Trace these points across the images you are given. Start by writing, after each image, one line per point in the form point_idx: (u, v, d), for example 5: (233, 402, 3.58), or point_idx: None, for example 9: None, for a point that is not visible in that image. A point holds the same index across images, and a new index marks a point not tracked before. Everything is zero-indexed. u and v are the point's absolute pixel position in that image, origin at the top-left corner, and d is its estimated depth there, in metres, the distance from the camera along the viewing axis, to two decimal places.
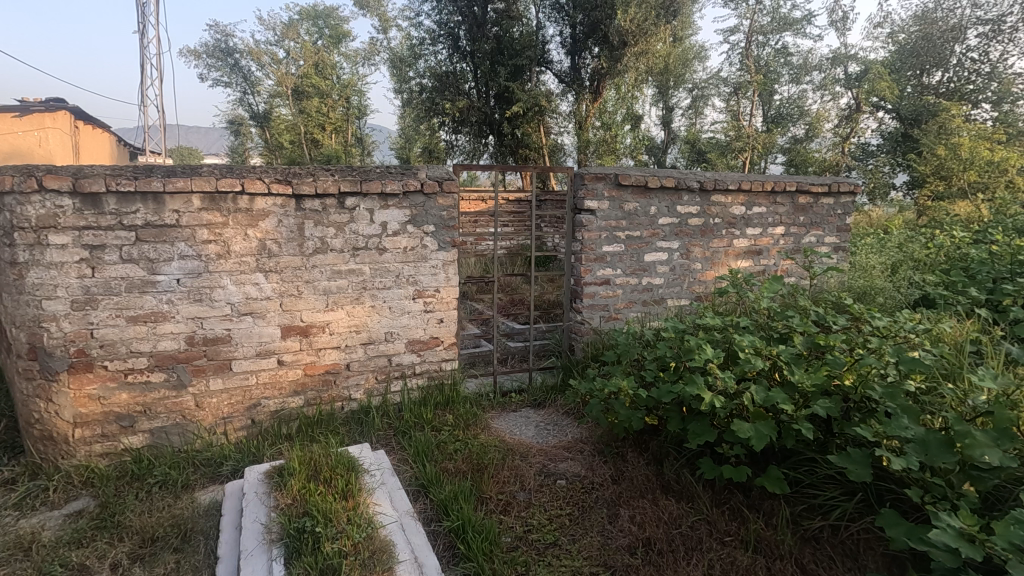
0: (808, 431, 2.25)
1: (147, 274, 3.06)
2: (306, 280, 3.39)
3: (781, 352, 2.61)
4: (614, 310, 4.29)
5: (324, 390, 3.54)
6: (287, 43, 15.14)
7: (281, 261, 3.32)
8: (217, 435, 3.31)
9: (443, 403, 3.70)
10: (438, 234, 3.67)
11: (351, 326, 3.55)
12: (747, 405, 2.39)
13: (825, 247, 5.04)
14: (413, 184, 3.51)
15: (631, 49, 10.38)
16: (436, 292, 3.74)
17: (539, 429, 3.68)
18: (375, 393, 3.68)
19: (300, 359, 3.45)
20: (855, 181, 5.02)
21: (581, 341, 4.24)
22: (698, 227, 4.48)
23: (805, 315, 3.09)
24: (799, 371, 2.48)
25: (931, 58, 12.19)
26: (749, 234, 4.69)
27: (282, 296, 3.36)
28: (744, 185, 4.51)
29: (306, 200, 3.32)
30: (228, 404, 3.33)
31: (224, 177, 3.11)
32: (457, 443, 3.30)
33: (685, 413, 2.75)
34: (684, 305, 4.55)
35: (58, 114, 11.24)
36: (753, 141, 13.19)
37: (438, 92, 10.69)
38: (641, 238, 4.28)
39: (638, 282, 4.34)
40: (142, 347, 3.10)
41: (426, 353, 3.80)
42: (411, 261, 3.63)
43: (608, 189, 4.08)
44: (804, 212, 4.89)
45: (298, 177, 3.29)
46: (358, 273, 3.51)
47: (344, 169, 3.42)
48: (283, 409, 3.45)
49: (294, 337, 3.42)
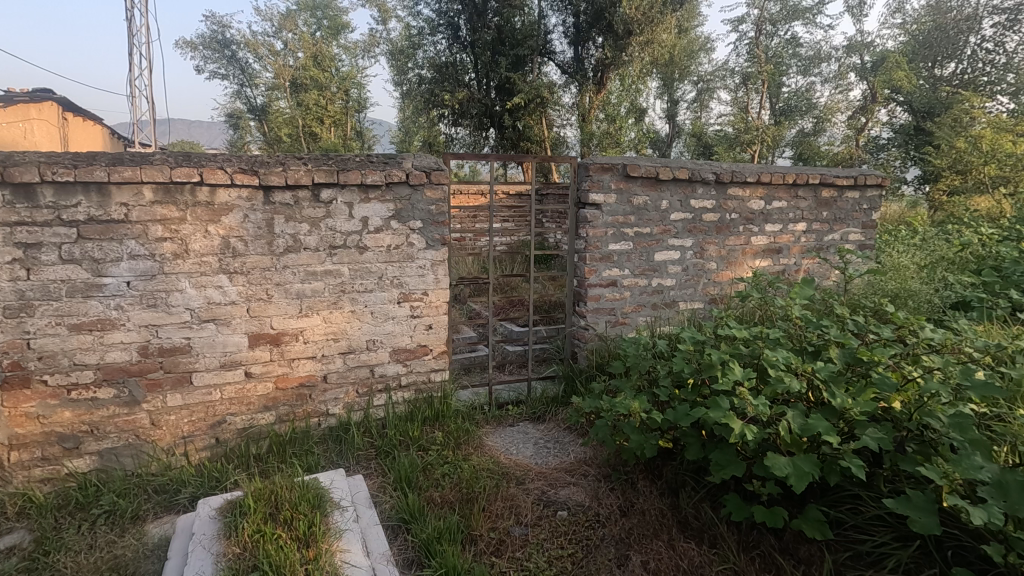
0: (859, 470, 1.87)
1: (92, 277, 2.69)
2: (276, 283, 3.02)
3: (818, 370, 2.23)
4: (620, 315, 3.90)
5: (299, 405, 3.18)
6: (285, 35, 14.79)
7: (247, 261, 2.95)
8: (177, 457, 2.94)
9: (432, 418, 3.34)
10: (426, 230, 3.29)
11: (329, 334, 3.17)
12: (782, 436, 2.01)
13: (850, 245, 4.64)
14: (397, 175, 3.14)
15: (636, 38, 10.09)
16: (424, 295, 3.36)
17: (538, 447, 3.33)
18: (356, 408, 3.31)
19: (271, 371, 3.09)
20: (881, 173, 4.63)
21: (584, 348, 3.85)
22: (713, 224, 4.09)
23: (840, 323, 2.71)
24: (840, 394, 2.12)
25: (944, 50, 11.75)
26: (768, 231, 4.30)
27: (249, 300, 2.98)
28: (764, 177, 4.12)
29: (275, 191, 2.94)
30: (189, 421, 2.96)
31: (180, 165, 2.73)
32: (445, 467, 2.95)
33: (705, 438, 2.38)
34: (697, 309, 4.16)
35: (44, 104, 10.98)
36: (763, 134, 12.74)
37: (436, 83, 10.30)
38: (651, 236, 3.89)
39: (647, 284, 3.95)
40: (88, 359, 2.73)
41: (413, 363, 3.42)
42: (396, 261, 3.26)
43: (616, 181, 3.70)
44: (827, 207, 4.50)
45: (266, 166, 2.91)
46: (335, 274, 3.13)
47: (320, 158, 3.05)
48: (252, 427, 3.09)
49: (263, 346, 3.05)
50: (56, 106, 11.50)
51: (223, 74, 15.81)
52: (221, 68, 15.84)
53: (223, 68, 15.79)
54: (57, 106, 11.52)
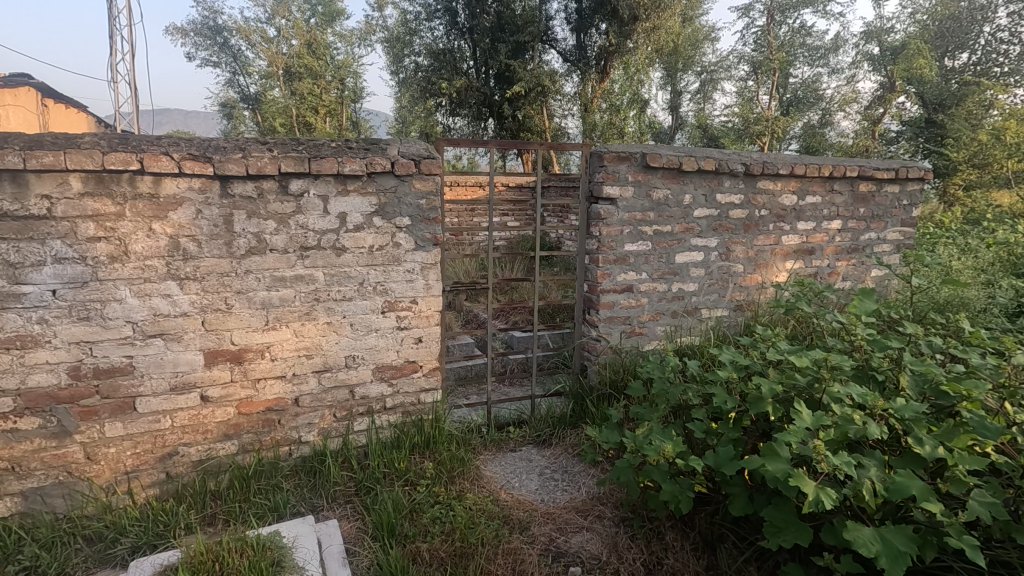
0: (978, 555, 1.42)
1: (8, 284, 2.23)
2: (236, 290, 2.55)
3: (900, 410, 1.79)
4: (636, 324, 3.45)
5: (266, 433, 2.72)
6: (278, 21, 14.20)
7: (202, 265, 2.48)
8: (119, 496, 2.49)
9: (423, 444, 2.90)
10: (414, 229, 2.82)
11: (301, 349, 2.71)
12: (867, 501, 1.56)
13: (887, 245, 4.18)
14: (380, 163, 2.67)
15: (642, 24, 9.54)
16: (412, 304, 2.89)
17: (544, 480, 2.89)
18: (334, 434, 2.86)
19: (232, 394, 2.63)
20: (924, 166, 4.15)
21: (595, 362, 3.39)
22: (741, 221, 3.63)
23: (910, 343, 2.26)
24: (930, 440, 1.69)
25: (955, 40, 11.11)
26: (800, 229, 3.85)
27: (204, 312, 2.52)
28: (798, 168, 3.67)
29: (235, 183, 2.47)
30: (133, 454, 2.50)
31: (114, 150, 2.26)
32: (436, 509, 2.51)
33: (754, 489, 1.94)
34: (721, 316, 3.70)
35: (20, 89, 10.42)
36: (773, 125, 12.08)
37: (433, 71, 9.87)
38: (672, 235, 3.44)
39: (666, 288, 3.49)
40: (6, 383, 2.28)
41: (400, 382, 2.96)
42: (380, 264, 2.79)
43: (633, 172, 3.24)
44: (865, 203, 4.03)
45: (223, 152, 2.44)
46: (307, 279, 2.67)
47: (288, 143, 2.58)
48: (209, 459, 2.63)
49: (222, 365, 2.59)
50: (35, 93, 11.00)
51: (215, 62, 15.26)
52: (213, 56, 15.34)
53: (214, 56, 15.27)
54: (36, 93, 11.00)
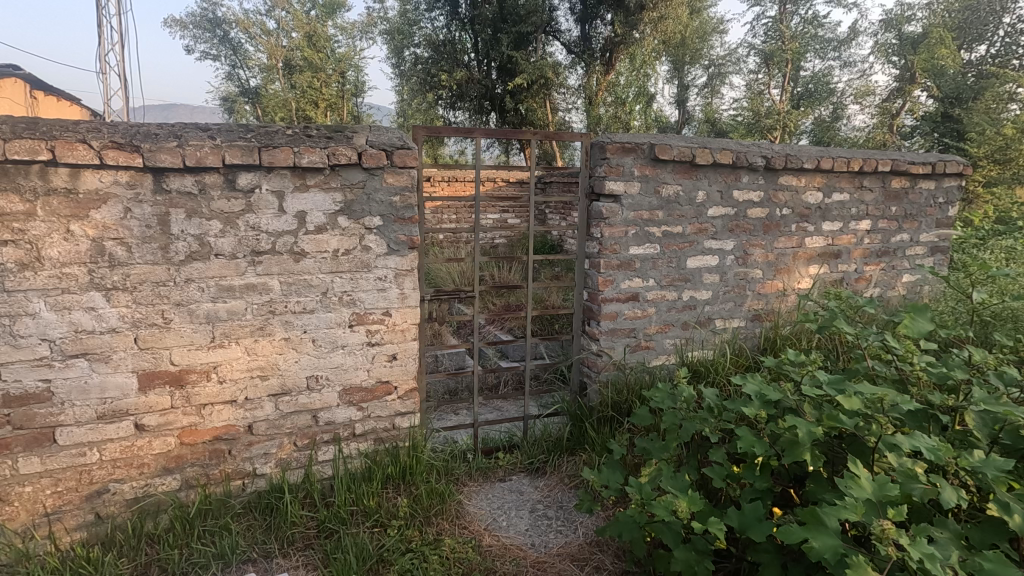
0: None
1: None
2: (175, 302, 2.19)
3: (982, 468, 1.41)
4: (643, 337, 3.07)
5: (214, 465, 2.36)
6: (278, 13, 13.84)
7: (133, 273, 2.11)
8: (38, 542, 2.13)
9: (398, 476, 2.54)
10: (386, 230, 2.45)
11: (254, 370, 2.35)
12: None
13: (920, 247, 3.78)
14: (345, 154, 2.30)
15: (649, 13, 9.12)
16: (384, 317, 2.52)
17: (535, 518, 2.52)
18: (294, 466, 2.49)
19: (172, 422, 2.26)
20: (963, 160, 3.74)
21: (596, 380, 3.01)
22: (760, 221, 3.24)
23: (975, 373, 1.86)
24: (1021, 509, 1.31)
25: (971, 34, 10.42)
26: (826, 230, 3.45)
27: (137, 327, 2.16)
28: (824, 162, 3.28)
29: (171, 176, 2.11)
30: (53, 493, 2.14)
31: (20, 136, 1.90)
32: (408, 560, 2.15)
33: (787, 558, 1.57)
34: (737, 328, 3.30)
35: (7, 80, 10.05)
36: (785, 118, 11.58)
37: (433, 63, 9.50)
38: (684, 236, 3.05)
39: (676, 297, 3.10)
40: None
41: (371, 406, 2.58)
42: (346, 271, 2.42)
43: (640, 166, 2.86)
44: (897, 201, 3.63)
45: (154, 139, 2.07)
46: (261, 289, 2.30)
47: (235, 130, 2.21)
48: (147, 497, 2.27)
49: (160, 389, 2.23)
50: (23, 85, 10.66)
51: (214, 55, 14.90)
52: (212, 49, 15.00)
53: (213, 49, 14.90)
54: (24, 85, 10.66)
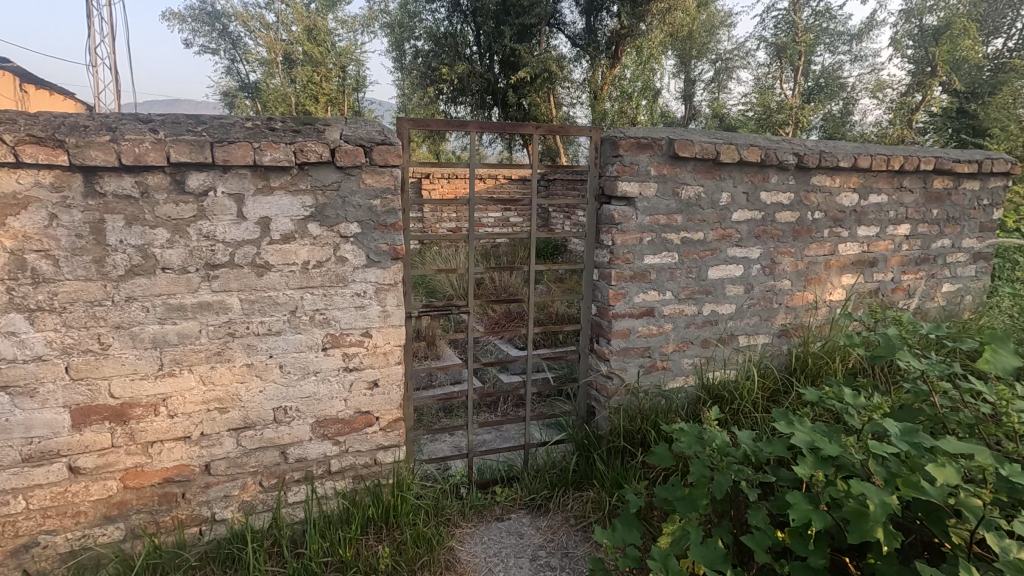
0: None
1: None
2: (114, 324, 1.86)
3: None
4: (658, 357, 2.73)
5: (165, 510, 2.03)
6: (277, 6, 13.48)
7: (61, 291, 1.79)
8: None
9: (379, 519, 2.21)
10: (364, 239, 2.11)
11: (210, 402, 2.02)
12: None
13: (961, 254, 3.43)
14: (315, 151, 1.96)
15: (656, 4, 8.75)
16: (363, 338, 2.19)
17: (537, 568, 2.19)
18: (260, 509, 2.16)
19: (114, 463, 1.94)
20: (1010, 158, 3.38)
21: (606, 406, 2.67)
22: (790, 226, 2.90)
23: None
24: None
25: (988, 27, 9.93)
26: (861, 235, 3.10)
27: (68, 354, 1.83)
28: (861, 160, 2.94)
29: (105, 176, 1.78)
30: None
31: None
32: None
33: None
34: (761, 345, 2.96)
35: None
36: (796, 114, 11.15)
37: (434, 57, 9.17)
38: (705, 244, 2.71)
39: (696, 312, 2.76)
40: None
41: (349, 439, 2.26)
42: (318, 286, 2.08)
43: (656, 164, 2.52)
44: (938, 202, 3.28)
45: (83, 133, 1.75)
46: (217, 308, 1.97)
47: (183, 122, 1.88)
48: (85, 549, 1.95)
49: (98, 425, 1.91)
50: (13, 79, 10.36)
51: (213, 49, 14.57)
52: (211, 43, 14.67)
53: (213, 43, 14.58)
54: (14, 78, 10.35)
